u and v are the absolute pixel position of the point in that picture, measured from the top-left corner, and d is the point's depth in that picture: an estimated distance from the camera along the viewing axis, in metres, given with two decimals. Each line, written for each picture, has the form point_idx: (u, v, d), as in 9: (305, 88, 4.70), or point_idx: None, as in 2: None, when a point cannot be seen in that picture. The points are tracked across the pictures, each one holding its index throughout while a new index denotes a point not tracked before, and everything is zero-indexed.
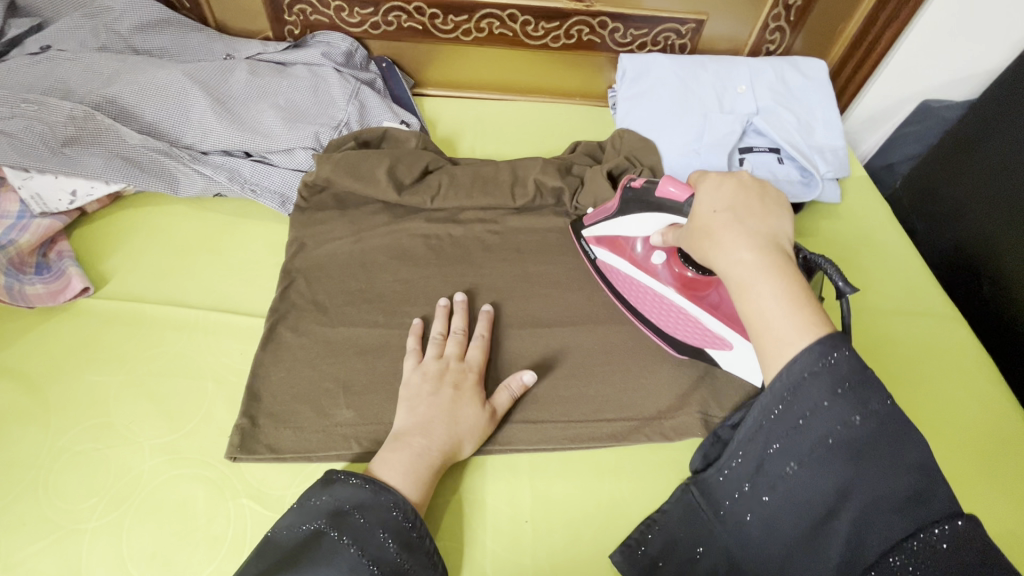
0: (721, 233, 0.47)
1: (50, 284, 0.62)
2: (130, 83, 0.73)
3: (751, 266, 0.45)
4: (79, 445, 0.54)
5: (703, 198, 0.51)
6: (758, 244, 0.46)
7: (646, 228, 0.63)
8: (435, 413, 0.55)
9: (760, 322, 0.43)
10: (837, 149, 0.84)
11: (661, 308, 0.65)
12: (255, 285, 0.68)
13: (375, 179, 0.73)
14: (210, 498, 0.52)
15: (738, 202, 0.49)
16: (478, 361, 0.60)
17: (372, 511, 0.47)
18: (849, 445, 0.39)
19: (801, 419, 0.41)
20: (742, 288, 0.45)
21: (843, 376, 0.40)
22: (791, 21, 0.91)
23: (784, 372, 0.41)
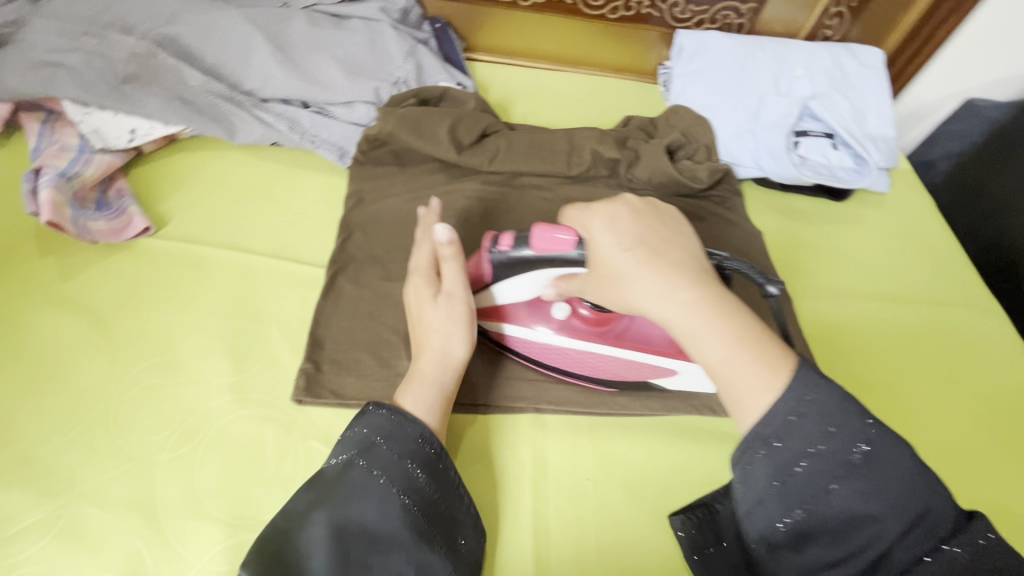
0: (639, 278, 0.41)
1: (111, 221, 0.62)
2: (192, 23, 0.71)
3: (698, 310, 0.39)
4: (147, 380, 0.54)
5: (603, 237, 0.43)
6: (688, 279, 0.40)
7: (533, 290, 0.55)
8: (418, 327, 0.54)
9: (720, 377, 0.39)
10: (888, 139, 0.84)
11: (591, 363, 0.59)
12: (313, 236, 0.68)
13: (436, 137, 0.72)
14: (279, 439, 0.53)
15: (644, 233, 0.43)
16: (425, 257, 0.55)
17: (399, 443, 0.45)
18: (835, 470, 0.36)
19: (798, 464, 0.36)
20: (692, 337, 0.39)
21: (819, 401, 0.36)
22: (852, 7, 0.91)
23: (766, 418, 0.36)
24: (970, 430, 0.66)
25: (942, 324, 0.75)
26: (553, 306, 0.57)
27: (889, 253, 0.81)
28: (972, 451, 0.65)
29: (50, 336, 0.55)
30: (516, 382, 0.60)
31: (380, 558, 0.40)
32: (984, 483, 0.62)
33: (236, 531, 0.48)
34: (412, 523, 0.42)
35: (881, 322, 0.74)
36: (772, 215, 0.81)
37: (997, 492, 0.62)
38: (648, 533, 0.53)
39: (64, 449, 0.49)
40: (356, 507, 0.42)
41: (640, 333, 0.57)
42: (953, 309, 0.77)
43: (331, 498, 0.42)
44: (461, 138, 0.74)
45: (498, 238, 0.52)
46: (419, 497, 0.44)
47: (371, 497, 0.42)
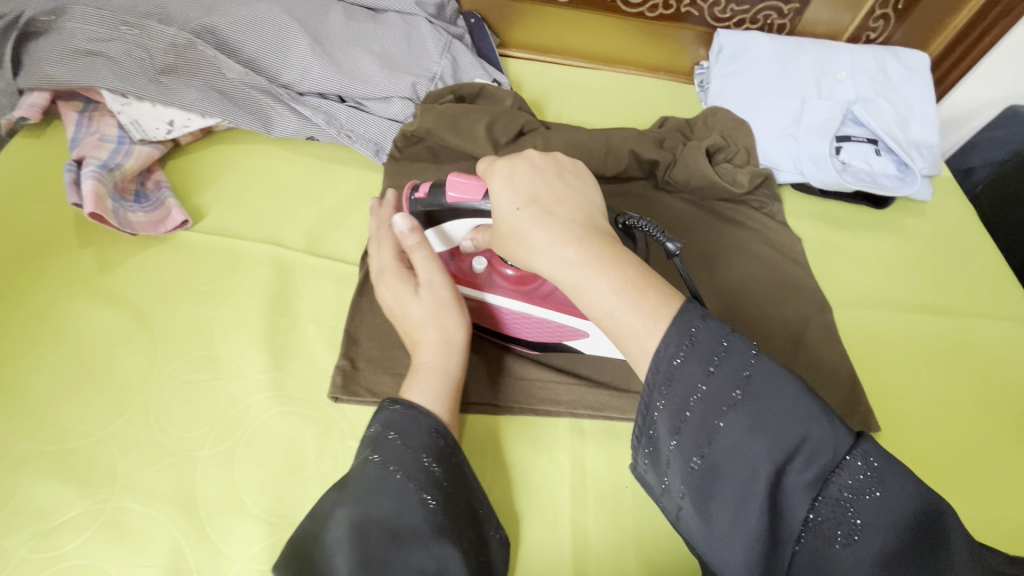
0: (535, 234, 0.41)
1: (150, 214, 0.62)
2: (231, 14, 0.71)
3: (583, 260, 0.40)
4: (185, 375, 0.54)
5: (500, 196, 0.44)
6: (573, 234, 0.41)
7: (454, 236, 0.56)
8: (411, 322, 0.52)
9: (612, 325, 0.39)
10: (933, 146, 0.82)
11: (505, 320, 0.58)
12: (349, 233, 0.67)
13: (473, 135, 0.71)
14: (317, 437, 0.52)
15: (540, 189, 0.43)
16: (390, 256, 0.55)
17: (413, 437, 0.44)
18: (727, 408, 0.35)
19: (688, 410, 0.35)
20: (579, 291, 0.40)
21: (702, 339, 0.36)
22: (898, 10, 0.88)
23: (651, 369, 0.36)
24: (1014, 448, 0.65)
25: (986, 337, 0.73)
26: (473, 259, 0.57)
27: (930, 262, 0.79)
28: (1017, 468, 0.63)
29: (91, 327, 0.55)
30: (553, 386, 0.58)
31: (399, 555, 0.38)
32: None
33: (275, 530, 0.47)
34: (431, 519, 0.40)
35: (922, 333, 0.72)
36: (811, 221, 0.80)
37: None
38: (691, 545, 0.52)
39: (105, 443, 0.49)
40: (370, 503, 0.40)
41: (558, 293, 0.56)
42: (996, 322, 0.75)
43: (348, 496, 0.41)
44: (499, 135, 0.73)
45: (418, 187, 0.55)
46: (436, 494, 0.42)
47: (386, 495, 0.40)
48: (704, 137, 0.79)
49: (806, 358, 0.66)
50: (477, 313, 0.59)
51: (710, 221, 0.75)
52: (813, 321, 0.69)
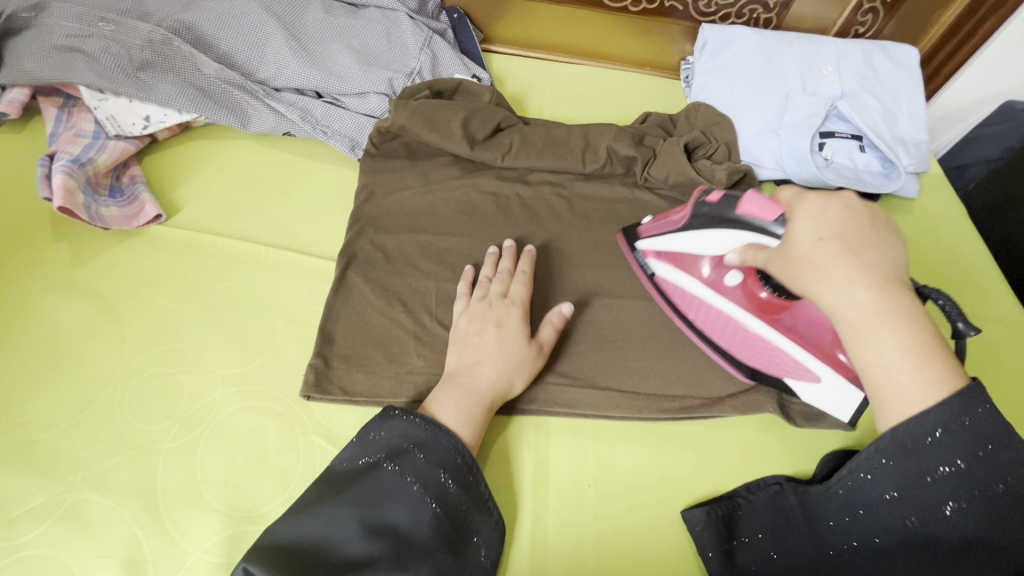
0: (827, 265, 0.44)
1: (124, 208, 0.62)
2: (207, 11, 0.71)
3: (876, 307, 0.43)
4: (152, 368, 0.54)
5: (802, 224, 0.47)
6: (874, 278, 0.43)
7: (717, 248, 0.57)
8: (484, 352, 0.56)
9: (879, 373, 0.43)
10: (920, 143, 0.81)
11: (733, 333, 0.59)
12: (323, 228, 0.67)
13: (449, 131, 0.71)
14: (281, 431, 0.53)
15: (848, 230, 0.45)
16: (521, 295, 0.61)
17: (433, 452, 0.48)
18: (995, 504, 0.40)
19: (929, 475, 0.41)
20: (859, 333, 0.43)
21: (983, 429, 0.40)
22: (887, 4, 0.86)
23: (907, 424, 0.41)
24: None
25: (969, 337, 0.72)
26: (730, 270, 0.58)
27: (915, 260, 0.78)
28: None
29: (60, 321, 0.56)
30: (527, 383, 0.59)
31: (408, 560, 0.42)
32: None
33: (234, 523, 0.48)
34: (439, 529, 0.45)
35: None
36: None
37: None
38: (653, 543, 0.52)
39: (70, 435, 0.50)
40: (385, 508, 0.44)
41: (804, 330, 0.55)
42: (979, 322, 0.74)
43: (360, 498, 0.45)
44: (480, 132, 0.73)
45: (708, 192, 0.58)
46: (443, 507, 0.46)
47: (404, 503, 0.45)
48: (685, 134, 0.79)
49: None
50: (701, 313, 0.61)
51: None
52: None
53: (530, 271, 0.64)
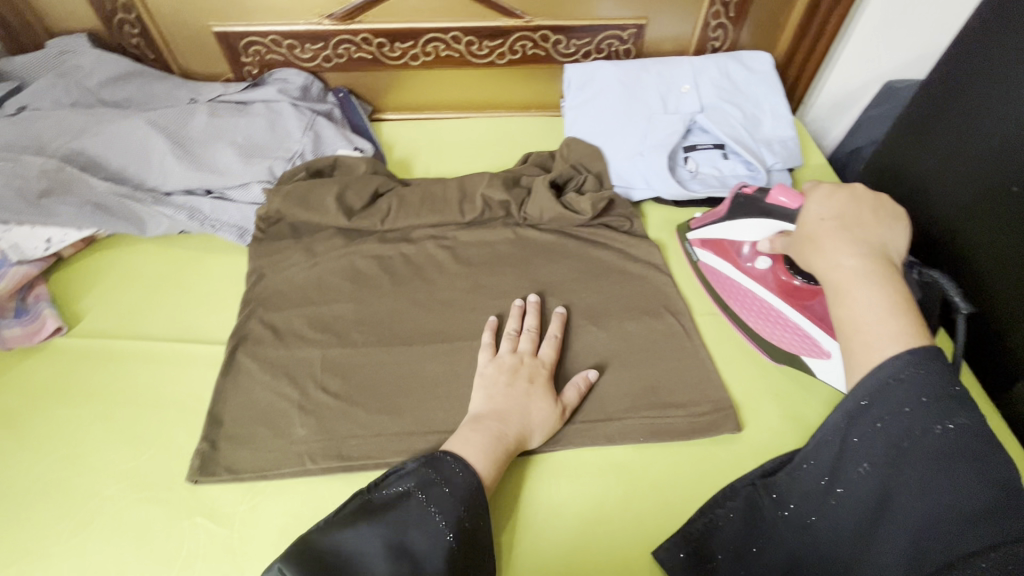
0: (836, 237, 0.52)
1: (26, 326, 0.67)
2: (98, 135, 0.78)
3: (866, 269, 0.49)
4: (51, 475, 0.58)
5: (812, 207, 0.56)
6: (859, 251, 0.50)
7: (757, 234, 0.66)
8: (512, 403, 0.59)
9: (851, 326, 0.48)
10: (785, 140, 0.84)
11: (758, 312, 0.68)
12: (217, 315, 0.72)
13: (324, 207, 0.76)
14: (168, 518, 0.56)
15: (848, 213, 0.54)
16: (549, 356, 0.65)
17: (458, 489, 0.50)
18: (923, 444, 0.41)
19: (879, 420, 0.44)
20: (841, 291, 0.49)
21: (926, 377, 0.43)
22: (731, 17, 0.92)
23: (869, 375, 0.45)
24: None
25: None
26: (760, 256, 0.68)
27: None
28: None
29: None
30: (409, 436, 0.61)
31: None
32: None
33: None
34: (449, 560, 0.45)
35: None
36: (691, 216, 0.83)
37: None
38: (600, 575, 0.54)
39: None
40: (411, 539, 0.45)
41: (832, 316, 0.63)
42: None
43: (389, 519, 0.45)
44: (365, 199, 0.79)
45: (746, 187, 0.69)
46: (464, 549, 0.46)
47: (425, 529, 0.45)
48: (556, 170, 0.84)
49: (655, 370, 0.67)
50: (731, 291, 0.71)
51: (570, 250, 0.78)
52: (661, 331, 0.70)
53: (561, 334, 0.68)
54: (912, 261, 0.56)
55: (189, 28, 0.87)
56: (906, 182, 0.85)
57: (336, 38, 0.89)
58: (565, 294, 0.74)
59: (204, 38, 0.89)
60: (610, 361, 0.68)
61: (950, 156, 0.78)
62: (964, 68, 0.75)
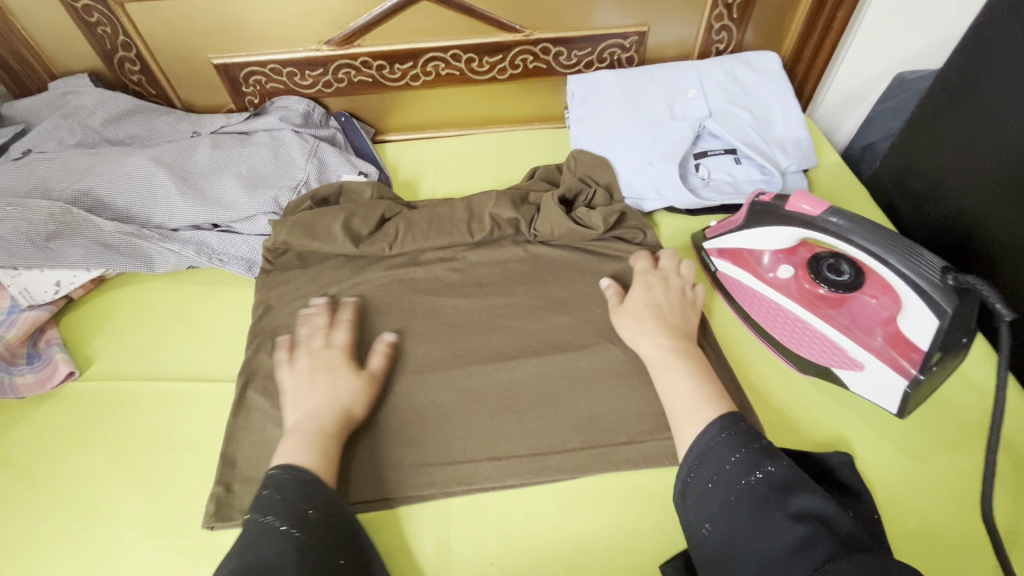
0: (642, 320, 0.65)
1: (39, 373, 0.67)
2: (103, 175, 0.78)
3: (672, 347, 0.61)
4: (66, 526, 0.57)
5: (636, 294, 0.68)
6: (673, 329, 0.63)
7: (782, 240, 0.64)
8: (320, 397, 0.59)
9: (677, 396, 0.57)
10: (798, 141, 0.82)
11: (783, 322, 0.65)
12: (228, 352, 0.71)
13: (331, 235, 0.75)
14: (187, 567, 0.54)
15: (657, 296, 0.67)
16: (345, 338, 0.66)
17: (291, 492, 0.50)
18: (748, 491, 0.47)
19: (711, 480, 0.49)
20: (665, 368, 0.60)
21: (736, 437, 0.50)
22: (735, 19, 0.91)
23: (696, 441, 0.52)
24: (925, 445, 0.59)
25: None
26: (781, 266, 0.67)
27: None
28: (921, 461, 0.57)
29: None
30: (427, 468, 0.60)
31: None
32: (945, 513, 0.54)
33: None
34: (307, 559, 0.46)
35: None
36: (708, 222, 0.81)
37: (964, 519, 0.54)
38: None
39: None
40: (272, 565, 0.45)
41: (860, 324, 0.60)
42: None
43: (240, 553, 0.46)
44: (372, 223, 0.78)
45: (765, 193, 0.65)
46: (320, 541, 0.48)
47: (270, 544, 0.46)
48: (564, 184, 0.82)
49: None
50: (752, 302, 0.68)
51: (582, 265, 0.76)
52: None
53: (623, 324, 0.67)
54: (948, 266, 0.53)
55: (189, 62, 0.87)
56: (921, 178, 0.84)
57: (335, 63, 0.88)
58: (579, 312, 0.72)
59: (204, 70, 0.89)
60: (629, 380, 0.66)
61: (963, 150, 0.76)
62: (979, 57, 0.73)
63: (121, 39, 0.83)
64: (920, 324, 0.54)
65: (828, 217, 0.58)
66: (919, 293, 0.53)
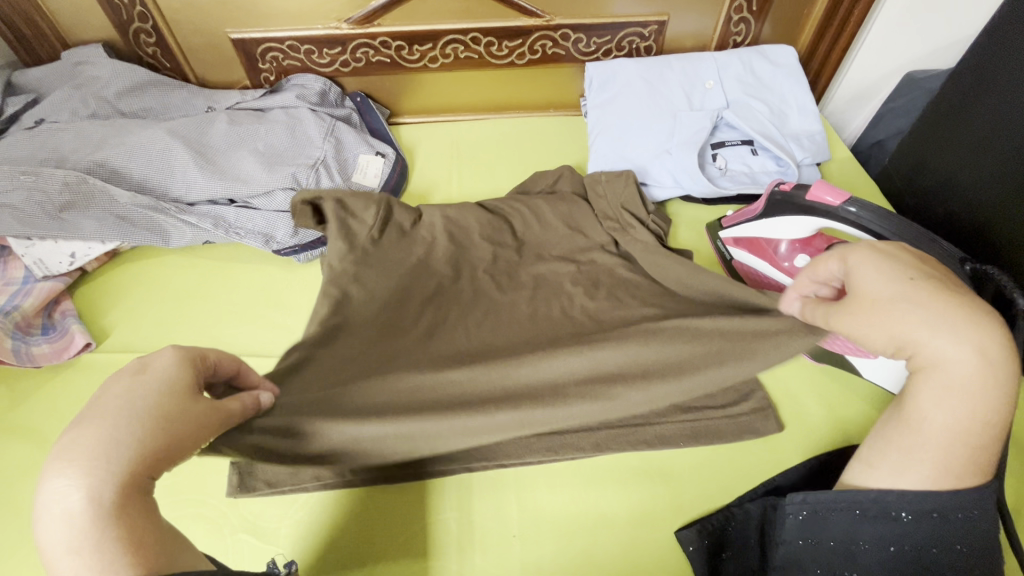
0: (913, 307, 0.39)
1: (55, 343, 0.67)
2: (118, 146, 0.77)
3: (979, 352, 0.38)
4: None
5: (869, 273, 0.42)
6: (960, 328, 0.38)
7: (804, 229, 0.65)
8: (100, 456, 0.32)
9: (961, 433, 0.39)
10: (813, 134, 0.84)
11: None
12: (245, 326, 0.70)
13: (376, 265, 0.68)
14: (211, 538, 0.55)
15: (906, 273, 0.41)
16: (210, 359, 0.41)
17: None
18: (927, 557, 0.40)
19: (892, 544, 0.41)
20: (963, 389, 0.38)
21: (973, 521, 0.39)
22: (754, 11, 0.92)
23: (912, 503, 0.40)
24: None
25: None
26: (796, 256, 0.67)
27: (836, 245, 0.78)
28: None
29: None
30: None
31: None
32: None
33: None
34: None
35: None
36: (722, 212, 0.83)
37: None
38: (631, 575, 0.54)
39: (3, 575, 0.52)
40: None
41: None
42: None
43: None
44: (382, 246, 0.70)
45: (782, 184, 0.66)
46: None
47: None
48: (607, 207, 0.76)
49: None
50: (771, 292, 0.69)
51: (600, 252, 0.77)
52: None
53: (847, 330, 0.42)
54: (966, 258, 0.54)
55: (206, 35, 0.86)
56: (931, 176, 0.85)
57: (355, 42, 0.88)
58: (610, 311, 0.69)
59: (220, 44, 0.88)
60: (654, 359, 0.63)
61: (974, 149, 0.78)
62: (994, 56, 0.74)
63: (137, 9, 0.82)
64: None
65: (848, 208, 0.59)
66: None
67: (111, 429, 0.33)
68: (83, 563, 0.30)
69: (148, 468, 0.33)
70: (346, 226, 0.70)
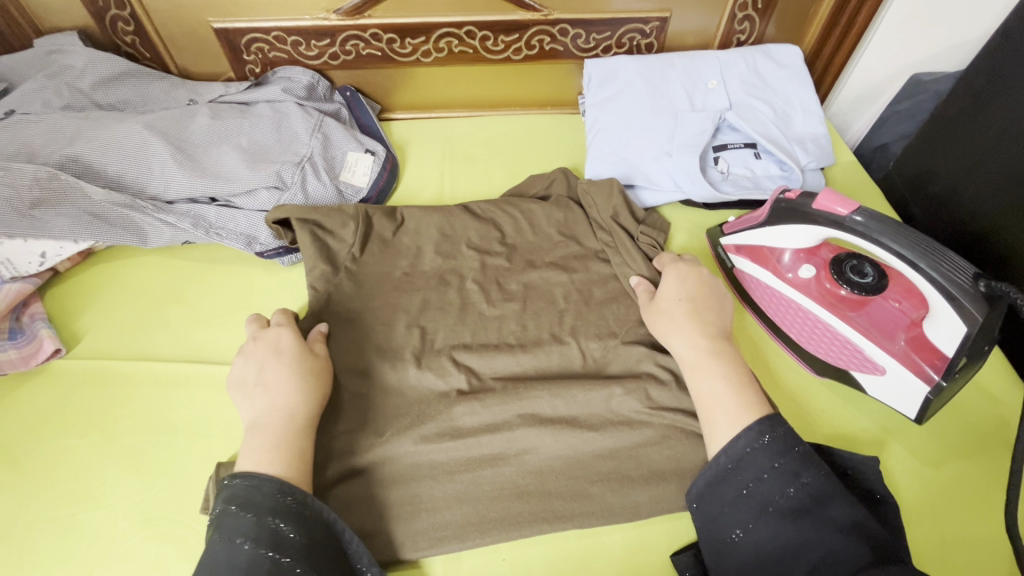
0: (673, 317, 0.59)
1: (22, 349, 0.63)
2: (91, 141, 0.73)
3: (706, 349, 0.56)
4: (51, 512, 0.54)
5: (669, 286, 0.62)
6: (708, 332, 0.57)
7: (811, 240, 0.62)
8: (277, 382, 0.53)
9: (709, 402, 0.52)
10: (817, 138, 0.81)
11: (804, 323, 0.63)
12: (225, 332, 0.67)
13: (353, 286, 0.66)
14: (182, 559, 0.52)
15: (695, 293, 0.61)
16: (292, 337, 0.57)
17: (257, 504, 0.44)
18: (778, 495, 0.46)
19: (744, 487, 0.47)
20: (698, 368, 0.55)
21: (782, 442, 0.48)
22: (759, 9, 0.89)
23: (728, 447, 0.49)
24: (941, 450, 0.58)
25: None
26: (801, 266, 0.65)
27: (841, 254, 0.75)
28: (937, 468, 0.57)
29: None
30: None
31: None
32: (965, 524, 0.54)
33: None
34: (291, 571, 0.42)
35: None
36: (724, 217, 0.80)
37: (982, 527, 0.53)
38: None
39: None
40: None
41: (881, 328, 0.60)
42: None
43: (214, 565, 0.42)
44: (363, 262, 0.68)
45: (789, 191, 0.64)
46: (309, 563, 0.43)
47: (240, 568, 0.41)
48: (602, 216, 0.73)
49: None
50: (772, 304, 0.66)
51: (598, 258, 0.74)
52: None
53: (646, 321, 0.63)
54: (979, 273, 0.52)
55: (187, 25, 0.82)
56: (935, 183, 0.83)
57: (344, 34, 0.84)
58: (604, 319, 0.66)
59: (202, 33, 0.84)
60: (655, 373, 0.60)
61: (981, 157, 0.76)
62: (1002, 62, 0.72)
63: None
64: (947, 332, 0.53)
65: (856, 218, 0.57)
66: (950, 299, 0.52)
67: (275, 366, 0.54)
68: (275, 455, 0.49)
69: (297, 391, 0.53)
70: (324, 246, 0.67)
